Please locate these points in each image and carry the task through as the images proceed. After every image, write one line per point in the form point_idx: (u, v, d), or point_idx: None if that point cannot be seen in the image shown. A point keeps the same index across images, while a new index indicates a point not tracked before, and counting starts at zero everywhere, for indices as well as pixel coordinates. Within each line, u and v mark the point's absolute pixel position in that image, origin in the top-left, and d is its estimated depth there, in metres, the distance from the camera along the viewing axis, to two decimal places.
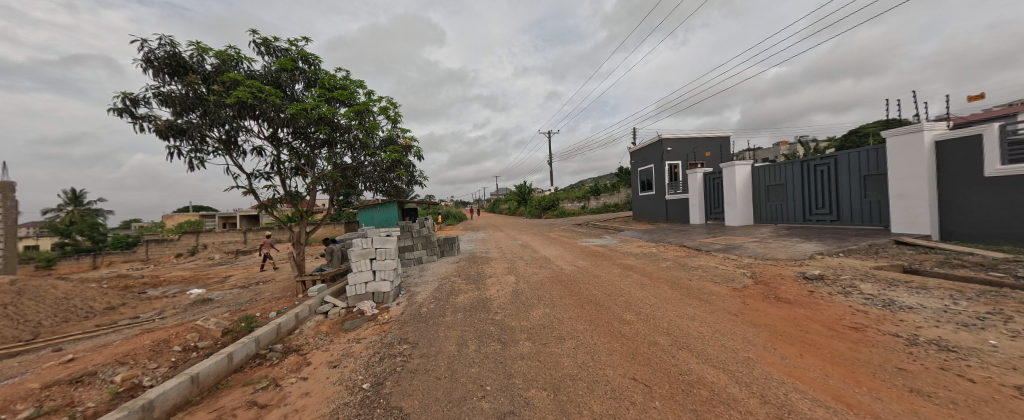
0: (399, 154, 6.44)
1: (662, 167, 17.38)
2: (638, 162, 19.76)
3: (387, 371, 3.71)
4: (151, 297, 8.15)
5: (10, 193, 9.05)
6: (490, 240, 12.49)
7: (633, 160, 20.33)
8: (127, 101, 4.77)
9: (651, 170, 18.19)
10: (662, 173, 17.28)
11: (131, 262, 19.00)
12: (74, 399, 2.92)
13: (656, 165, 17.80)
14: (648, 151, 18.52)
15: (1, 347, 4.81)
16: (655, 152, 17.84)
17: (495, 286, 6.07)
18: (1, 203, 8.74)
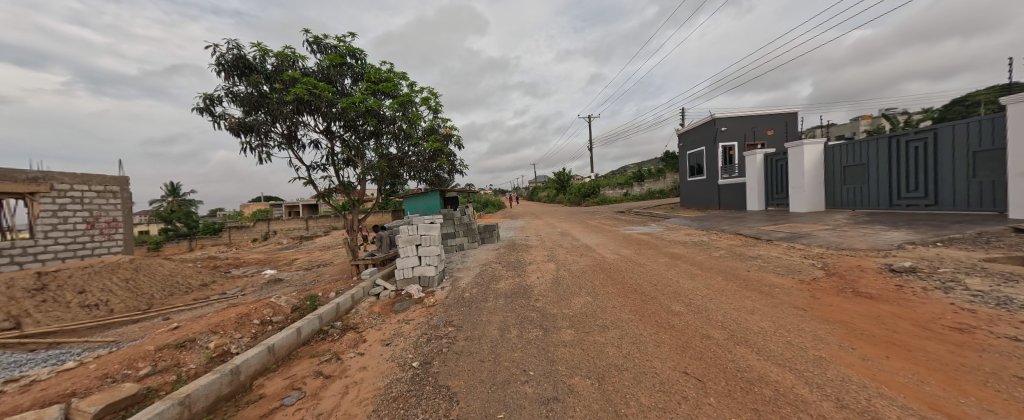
0: (441, 143, 6.62)
1: (714, 149, 16.08)
2: (687, 144, 18.43)
3: (434, 351, 3.90)
4: (235, 276, 9.35)
5: (128, 186, 9.80)
6: (529, 228, 12.50)
7: (682, 143, 19.02)
8: (206, 102, 5.36)
9: (702, 153, 16.91)
10: (714, 157, 15.99)
11: (219, 245, 21.83)
12: (179, 361, 3.44)
13: (708, 148, 16.50)
14: (698, 132, 17.21)
15: (126, 315, 5.81)
16: (706, 133, 16.52)
17: (535, 273, 6.10)
18: (122, 195, 9.53)
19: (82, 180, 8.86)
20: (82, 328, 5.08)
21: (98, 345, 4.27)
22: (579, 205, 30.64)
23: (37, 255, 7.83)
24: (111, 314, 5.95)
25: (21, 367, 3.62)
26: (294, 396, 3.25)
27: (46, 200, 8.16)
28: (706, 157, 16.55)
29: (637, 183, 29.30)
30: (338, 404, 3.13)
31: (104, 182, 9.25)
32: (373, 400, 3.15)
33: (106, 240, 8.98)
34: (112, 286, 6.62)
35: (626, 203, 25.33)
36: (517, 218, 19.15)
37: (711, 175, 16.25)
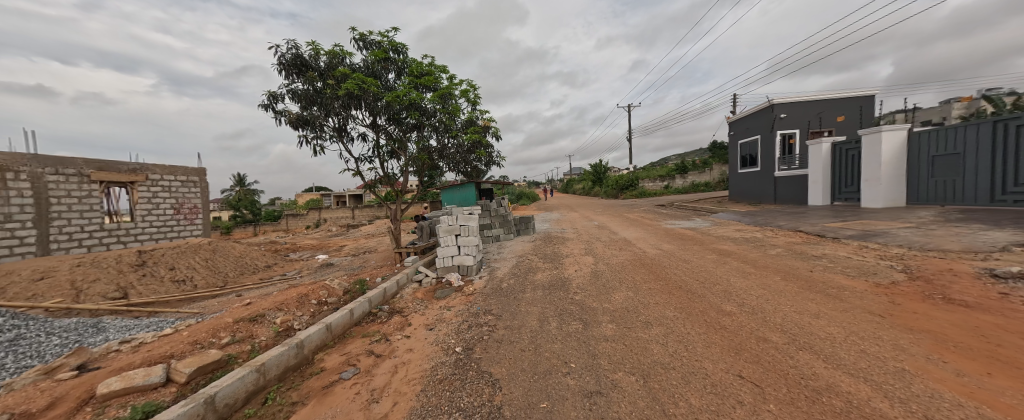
0: (479, 134, 6.70)
1: (771, 138, 14.89)
2: (738, 133, 17.15)
3: (476, 338, 4.02)
4: (293, 259, 10.27)
5: (205, 178, 10.65)
6: (564, 221, 12.35)
7: (732, 132, 17.79)
8: (269, 98, 5.81)
9: (756, 142, 15.75)
10: (772, 146, 14.83)
11: (278, 231, 23.99)
12: (252, 333, 3.85)
13: (764, 136, 15.32)
14: (753, 120, 15.93)
15: (208, 290, 6.61)
16: (762, 120, 15.26)
17: (573, 266, 6.04)
18: (202, 185, 10.39)
19: (173, 171, 9.76)
20: (174, 300, 5.85)
21: (188, 314, 4.89)
22: (615, 197, 29.80)
23: (136, 237, 8.75)
24: (195, 288, 6.79)
25: (130, 330, 4.24)
26: (350, 371, 3.56)
27: (144, 189, 9.07)
28: (761, 147, 15.40)
29: (680, 176, 27.77)
30: (389, 382, 3.35)
31: (186, 173, 10.10)
32: (420, 381, 3.31)
33: (189, 225, 9.89)
34: (194, 264, 7.51)
35: (666, 197, 24.21)
36: (552, 210, 19.04)
37: (767, 167, 15.09)
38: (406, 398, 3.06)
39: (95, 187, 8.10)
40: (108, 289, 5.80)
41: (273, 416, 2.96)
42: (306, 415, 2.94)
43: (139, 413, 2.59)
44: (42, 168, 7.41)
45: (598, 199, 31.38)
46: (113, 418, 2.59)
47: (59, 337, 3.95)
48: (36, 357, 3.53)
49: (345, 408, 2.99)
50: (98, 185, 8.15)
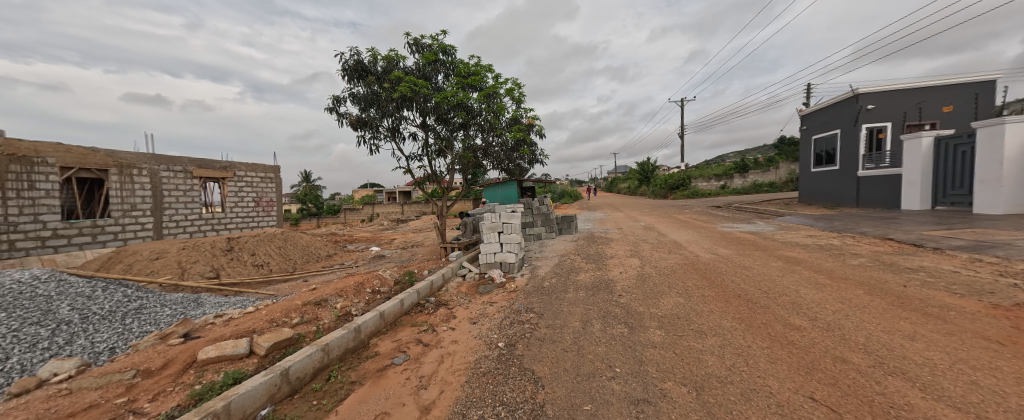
0: (523, 133, 6.73)
1: (854, 132, 13.18)
2: (813, 127, 15.36)
3: (518, 335, 4.06)
4: (349, 250, 11.16)
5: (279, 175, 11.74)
6: (608, 221, 11.97)
7: (804, 125, 15.97)
8: (333, 102, 6.34)
9: (836, 137, 14.02)
10: (854, 141, 13.14)
11: (337, 223, 26.19)
12: (317, 316, 4.25)
13: (845, 130, 13.60)
14: (832, 113, 14.20)
15: (280, 274, 7.43)
16: (844, 113, 13.59)
17: (617, 268, 5.83)
18: (277, 182, 11.49)
19: (255, 168, 10.94)
20: (254, 282, 6.67)
21: (265, 295, 5.53)
22: (663, 197, 28.29)
23: (225, 226, 9.99)
24: (270, 272, 7.68)
25: (221, 306, 4.90)
26: (401, 357, 3.78)
27: (232, 184, 10.27)
28: (841, 142, 13.70)
29: (739, 175, 25.96)
30: (436, 371, 3.51)
31: (263, 170, 11.18)
32: (464, 372, 3.43)
33: (265, 217, 11.08)
34: (270, 251, 8.45)
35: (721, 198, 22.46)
36: (595, 210, 18.58)
37: (847, 165, 13.38)
38: (452, 387, 3.18)
39: (195, 182, 9.30)
40: (204, 269, 6.77)
41: (335, 392, 3.25)
42: (363, 394, 3.19)
43: (228, 379, 2.99)
44: (158, 166, 8.65)
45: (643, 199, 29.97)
46: (210, 381, 3.03)
47: (169, 309, 4.70)
48: (153, 324, 4.23)
49: (396, 392, 3.19)
50: (197, 180, 9.36)
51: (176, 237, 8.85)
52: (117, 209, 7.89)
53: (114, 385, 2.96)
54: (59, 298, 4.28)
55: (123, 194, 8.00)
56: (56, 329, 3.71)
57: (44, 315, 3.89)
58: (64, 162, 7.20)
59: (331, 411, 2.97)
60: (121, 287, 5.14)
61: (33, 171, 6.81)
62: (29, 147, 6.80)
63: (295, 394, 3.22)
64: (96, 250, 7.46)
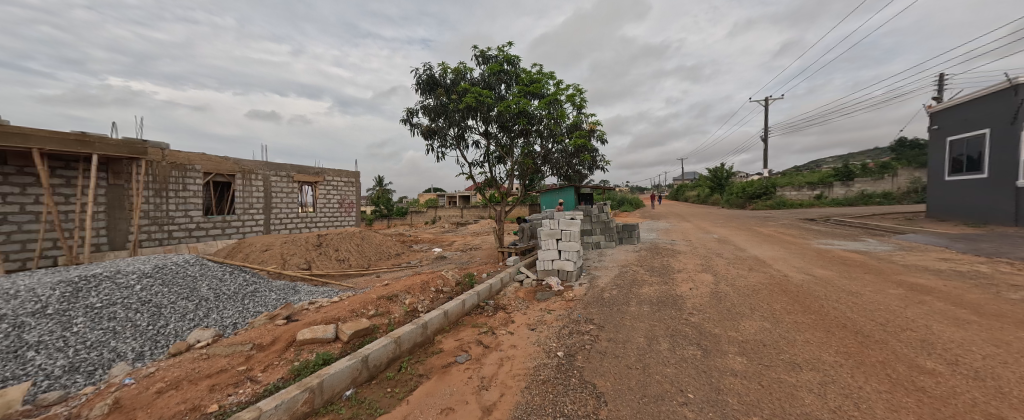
0: (585, 139, 6.69)
1: (1011, 132, 10.47)
2: (948, 126, 12.55)
3: (577, 346, 3.96)
4: (415, 250, 12.02)
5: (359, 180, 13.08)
6: (674, 231, 11.14)
7: (935, 124, 13.13)
8: (408, 114, 6.90)
9: (983, 138, 11.26)
10: (1012, 143, 10.42)
11: (404, 224, 28.32)
12: (389, 310, 4.64)
13: (997, 129, 10.87)
14: (976, 108, 11.52)
15: (358, 269, 8.30)
16: (995, 107, 10.89)
17: (686, 284, 5.39)
18: (356, 186, 12.83)
19: (341, 173, 12.38)
20: (338, 274, 7.54)
21: (346, 287, 6.21)
22: (738, 205, 25.60)
23: (315, 224, 11.45)
24: (349, 266, 8.63)
25: (312, 294, 5.61)
26: (463, 356, 3.95)
27: (322, 187, 11.76)
28: (992, 144, 10.97)
29: (841, 184, 22.27)
30: (496, 373, 3.57)
31: (347, 175, 12.57)
32: (524, 378, 3.44)
33: (346, 216, 12.49)
34: (350, 248, 9.42)
35: (817, 210, 19.47)
36: (658, 219, 17.44)
37: (1003, 174, 10.68)
38: (512, 391, 3.21)
39: (294, 185, 10.82)
40: (300, 261, 7.85)
41: (405, 383, 3.49)
42: (429, 387, 3.38)
43: (319, 359, 3.39)
44: (269, 172, 10.24)
45: (713, 208, 27.33)
46: (306, 359, 3.47)
47: (275, 293, 5.54)
48: (264, 305, 5.01)
49: (459, 389, 3.32)
50: (296, 184, 10.88)
51: (279, 232, 10.39)
52: (240, 207, 9.47)
53: (236, 354, 3.56)
54: (201, 278, 5.31)
55: (244, 195, 9.62)
56: (199, 304, 4.61)
57: (191, 291, 4.86)
58: (206, 169, 8.82)
59: (402, 400, 3.20)
60: (242, 272, 6.20)
61: (187, 176, 8.44)
62: (184, 157, 8.45)
63: (372, 380, 3.54)
64: (224, 241, 9.04)
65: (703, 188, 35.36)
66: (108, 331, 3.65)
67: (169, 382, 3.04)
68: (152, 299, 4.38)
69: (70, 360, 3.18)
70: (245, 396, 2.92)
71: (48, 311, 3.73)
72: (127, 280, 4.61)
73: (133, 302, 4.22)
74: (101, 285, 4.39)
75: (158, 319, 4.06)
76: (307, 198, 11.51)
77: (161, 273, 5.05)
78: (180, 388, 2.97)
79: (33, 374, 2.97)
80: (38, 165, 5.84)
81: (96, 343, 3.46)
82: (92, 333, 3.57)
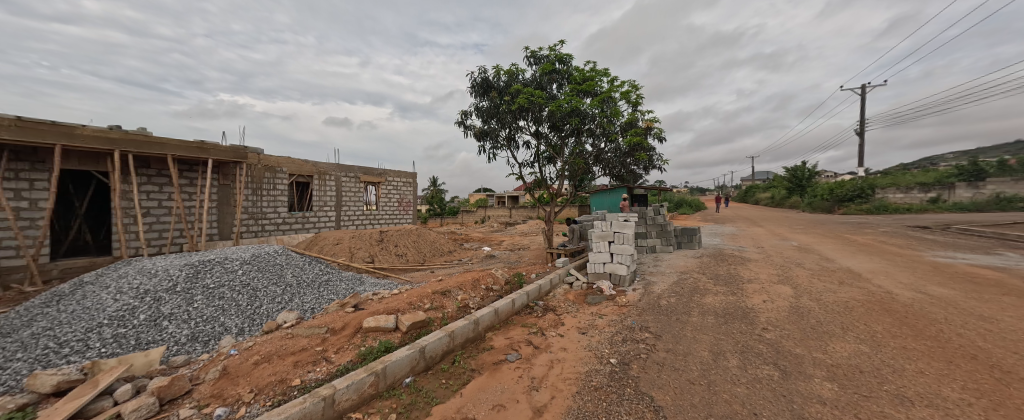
0: (641, 137, 6.47)
1: None
2: None
3: (631, 354, 3.77)
4: (466, 248, 12.47)
5: (416, 181, 13.91)
6: (743, 237, 10.13)
7: None
8: (462, 117, 7.17)
9: None
10: None
11: (455, 223, 29.58)
12: (443, 305, 4.86)
13: None
14: None
15: (415, 264, 8.84)
16: None
17: (759, 296, 4.87)
18: (413, 186, 13.66)
19: (401, 174, 13.27)
20: (397, 269, 8.10)
21: (405, 281, 6.64)
22: (822, 208, 22.57)
23: (378, 221, 12.45)
24: (407, 261, 9.23)
25: (376, 286, 6.10)
26: (514, 355, 3.99)
27: (384, 187, 12.74)
28: None
29: (968, 185, 18.60)
30: (547, 375, 3.55)
31: (405, 176, 13.44)
32: (575, 382, 3.37)
33: (404, 214, 13.42)
34: (408, 244, 10.07)
35: (930, 216, 16.29)
36: (722, 223, 15.99)
37: None
38: (563, 395, 3.16)
39: (360, 185, 11.86)
40: (365, 254, 8.58)
41: (458, 376, 3.62)
42: (481, 383, 3.46)
43: (382, 347, 3.67)
44: (340, 173, 11.33)
45: (789, 212, 24.31)
46: (370, 346, 3.77)
47: (344, 283, 6.12)
48: (336, 293, 5.56)
49: (510, 388, 3.35)
50: (362, 184, 11.91)
51: (347, 228, 11.47)
52: (316, 205, 10.63)
53: (314, 336, 3.99)
54: (286, 266, 6.06)
55: (319, 194, 10.77)
56: (285, 289, 5.27)
57: (279, 277, 5.56)
58: (291, 170, 10.03)
59: (456, 392, 3.32)
60: (318, 263, 6.94)
61: (276, 176, 9.68)
62: (274, 160, 9.69)
63: (428, 370, 3.73)
64: (303, 234, 10.23)
65: (777, 190, 31.55)
66: (218, 308, 4.35)
67: (263, 356, 3.52)
68: (250, 283, 5.10)
69: (192, 331, 3.84)
70: (321, 374, 3.26)
71: (178, 288, 4.56)
72: (232, 265, 5.44)
73: (237, 284, 4.97)
74: (214, 268, 5.24)
75: (254, 300, 4.72)
76: (371, 197, 12.54)
77: (257, 261, 5.87)
78: (271, 362, 3.41)
79: (167, 340, 3.65)
80: (171, 168, 7.16)
81: (210, 318, 4.13)
82: (207, 309, 4.27)
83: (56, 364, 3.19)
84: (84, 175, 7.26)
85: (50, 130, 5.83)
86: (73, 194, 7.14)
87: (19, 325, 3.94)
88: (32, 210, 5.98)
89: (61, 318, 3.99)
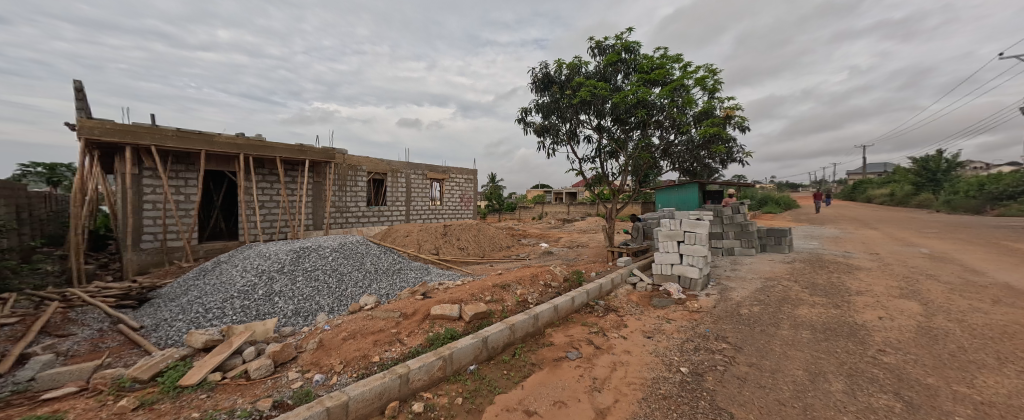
0: (718, 127, 5.96)
1: None
2: None
3: (706, 365, 3.45)
4: (523, 243, 12.65)
5: (476, 177, 14.45)
6: (848, 241, 8.62)
7: None
8: (523, 113, 7.22)
9: None
10: None
11: (513, 219, 30.26)
12: (502, 298, 4.98)
13: None
14: None
15: (476, 258, 9.23)
16: None
17: (871, 311, 4.11)
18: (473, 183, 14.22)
19: (462, 171, 13.90)
20: (460, 261, 8.52)
21: (466, 273, 6.98)
22: (962, 208, 18.09)
23: (441, 216, 13.25)
24: (468, 254, 9.68)
25: (441, 277, 6.51)
26: (574, 353, 3.93)
27: (448, 183, 13.49)
28: None
29: None
30: (609, 376, 3.44)
31: (466, 173, 14.04)
32: (641, 388, 3.20)
33: (465, 210, 14.09)
34: (469, 238, 10.54)
35: None
36: (819, 224, 13.78)
37: None
38: (628, 400, 3.02)
39: (425, 182, 12.68)
40: (430, 247, 9.21)
41: (520, 368, 3.69)
42: (542, 378, 3.48)
43: (448, 334, 3.92)
44: (408, 171, 12.24)
45: (913, 212, 19.98)
46: (437, 332, 4.04)
47: (413, 272, 6.64)
48: (407, 281, 6.07)
49: (571, 385, 3.32)
50: (427, 181, 12.73)
51: (414, 221, 12.41)
52: (389, 200, 11.67)
53: (389, 319, 4.40)
54: (365, 254, 6.77)
55: (391, 190, 11.78)
56: (365, 274, 5.91)
57: (360, 264, 6.25)
58: (368, 169, 11.13)
59: (518, 383, 3.40)
60: (391, 253, 7.62)
61: (357, 174, 10.84)
62: (355, 160, 10.82)
63: (490, 360, 3.87)
64: (378, 227, 11.34)
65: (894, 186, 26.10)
66: (315, 288, 5.05)
67: (349, 333, 3.98)
68: (338, 268, 5.83)
69: (295, 307, 4.53)
70: (396, 354, 3.59)
71: (286, 269, 5.41)
72: (324, 252, 6.25)
73: (328, 268, 5.71)
74: (310, 253, 6.08)
75: (341, 283, 5.38)
76: (436, 193, 13.36)
77: (343, 248, 6.66)
78: (355, 339, 3.85)
79: (278, 313, 4.36)
80: (278, 168, 8.47)
81: (308, 296, 4.82)
82: (306, 289, 5.00)
83: (204, 325, 4.02)
84: (219, 174, 8.97)
85: (198, 138, 7.28)
86: (212, 190, 8.87)
87: (179, 292, 5.03)
88: (187, 202, 7.55)
89: (205, 289, 5.00)
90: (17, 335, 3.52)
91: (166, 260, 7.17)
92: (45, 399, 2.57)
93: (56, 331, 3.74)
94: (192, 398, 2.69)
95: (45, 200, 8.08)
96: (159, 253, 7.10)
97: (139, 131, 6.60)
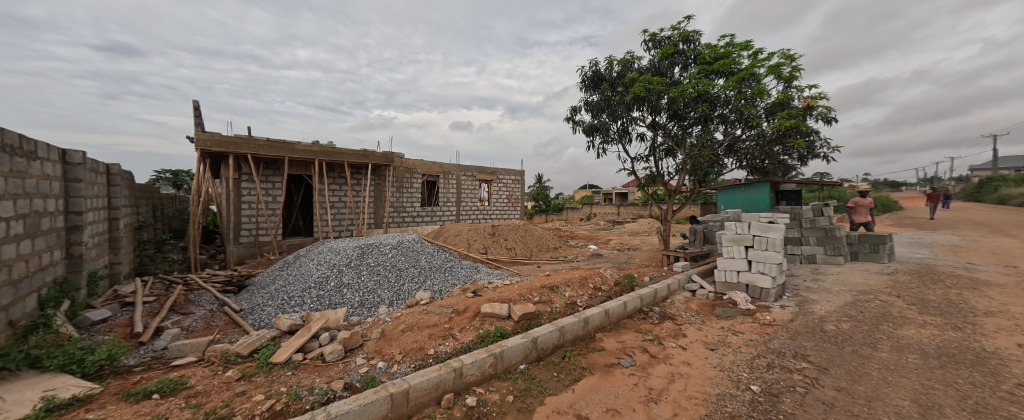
0: (796, 118, 5.35)
1: None
2: None
3: (782, 385, 3.10)
4: (571, 245, 12.45)
5: (522, 178, 14.54)
6: (973, 251, 7.10)
7: None
8: (572, 113, 7.10)
9: None
10: None
11: (559, 219, 29.98)
12: (550, 299, 4.97)
13: None
14: None
15: (523, 258, 9.29)
16: None
17: (1009, 337, 3.36)
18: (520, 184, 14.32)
19: (510, 172, 14.09)
20: (507, 262, 8.65)
21: (515, 273, 7.06)
22: None
23: (489, 216, 13.55)
24: (516, 255, 9.79)
25: (490, 276, 6.67)
26: (628, 361, 3.78)
27: (495, 184, 13.75)
28: None
29: None
30: (667, 388, 3.25)
31: (513, 174, 14.20)
32: (703, 403, 2.97)
33: (512, 210, 14.25)
34: (516, 238, 10.65)
35: None
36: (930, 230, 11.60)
37: None
38: (689, 414, 2.83)
39: (474, 183, 13.06)
40: (479, 246, 9.49)
41: (570, 371, 3.65)
42: (593, 383, 3.41)
43: (498, 332, 4.01)
44: (459, 173, 12.70)
45: None
46: (488, 329, 4.16)
47: (464, 270, 6.90)
48: (458, 279, 6.33)
49: (625, 394, 3.19)
50: (475, 182, 13.09)
51: (463, 221, 12.84)
52: (440, 201, 12.23)
53: (443, 314, 4.61)
54: (420, 252, 7.19)
55: (442, 191, 12.32)
56: (420, 271, 6.28)
57: (415, 261, 6.65)
58: (422, 171, 11.76)
59: (569, 386, 3.37)
60: (444, 252, 7.97)
61: (412, 176, 11.50)
62: (411, 163, 11.49)
63: (540, 361, 3.88)
64: (430, 226, 11.94)
65: None
66: (377, 282, 5.49)
67: (408, 325, 4.25)
68: (397, 264, 6.26)
69: (361, 299, 4.97)
70: (449, 348, 3.76)
71: (352, 263, 5.96)
72: (384, 248, 6.76)
73: (388, 264, 6.17)
74: (373, 250, 6.61)
75: (399, 278, 5.78)
76: (484, 194, 13.69)
77: (400, 245, 7.14)
78: (413, 331, 4.11)
79: (347, 303, 4.83)
80: (346, 171, 9.36)
81: (371, 289, 5.26)
82: (369, 282, 5.45)
83: (288, 311, 4.60)
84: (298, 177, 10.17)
85: (283, 146, 8.34)
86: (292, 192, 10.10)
87: (268, 281, 5.81)
88: (273, 202, 8.67)
89: (288, 279, 5.70)
90: (154, 311, 4.33)
91: (257, 252, 8.28)
92: (174, 365, 3.14)
93: (181, 309, 4.54)
94: (280, 374, 3.08)
95: (172, 201, 9.85)
96: (252, 246, 8.23)
97: (239, 142, 7.70)
